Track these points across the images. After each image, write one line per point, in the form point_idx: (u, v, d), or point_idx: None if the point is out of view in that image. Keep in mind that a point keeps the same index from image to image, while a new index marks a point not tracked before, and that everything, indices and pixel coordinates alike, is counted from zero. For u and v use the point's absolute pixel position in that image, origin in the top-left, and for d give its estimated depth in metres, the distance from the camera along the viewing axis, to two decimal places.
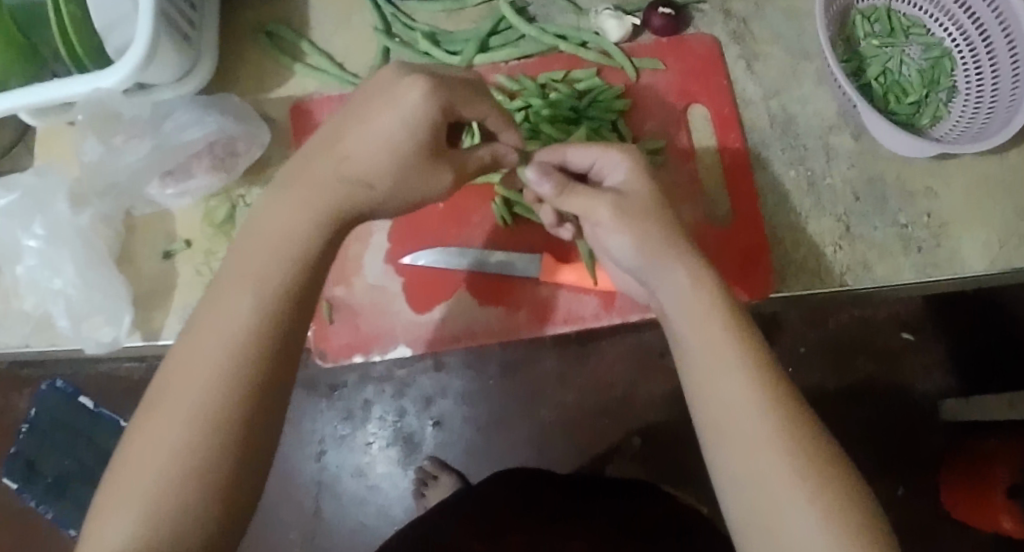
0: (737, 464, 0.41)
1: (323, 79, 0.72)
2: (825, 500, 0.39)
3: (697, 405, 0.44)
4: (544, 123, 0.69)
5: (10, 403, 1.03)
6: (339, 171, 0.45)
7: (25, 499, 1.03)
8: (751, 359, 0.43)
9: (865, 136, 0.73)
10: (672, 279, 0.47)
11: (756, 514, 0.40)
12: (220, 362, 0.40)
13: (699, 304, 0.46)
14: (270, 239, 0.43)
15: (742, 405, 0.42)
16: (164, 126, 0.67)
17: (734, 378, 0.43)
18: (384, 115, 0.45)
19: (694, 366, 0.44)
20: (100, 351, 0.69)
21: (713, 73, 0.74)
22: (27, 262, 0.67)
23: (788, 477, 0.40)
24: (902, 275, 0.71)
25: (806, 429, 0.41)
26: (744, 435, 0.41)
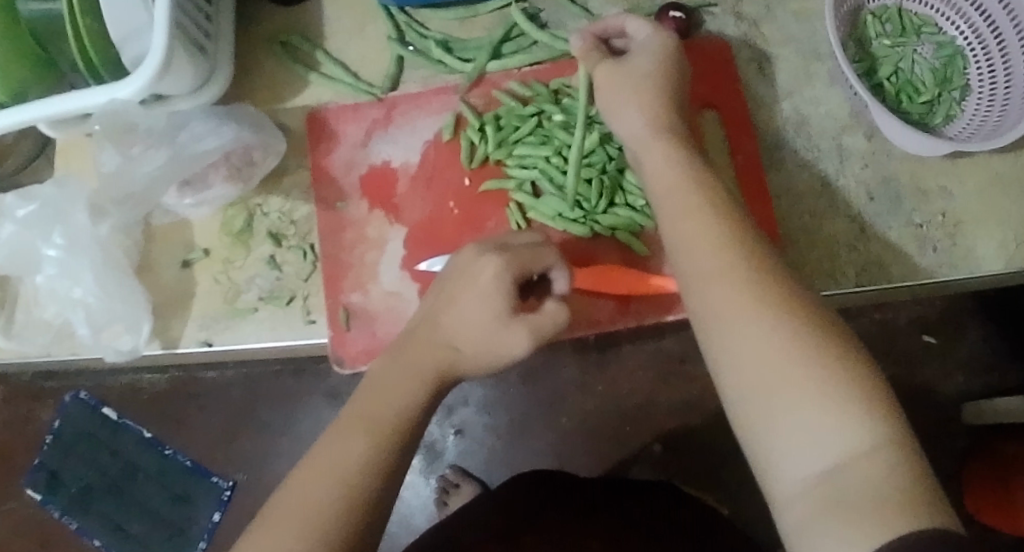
0: (706, 297, 0.46)
1: (338, 88, 0.73)
2: (784, 314, 0.43)
3: (677, 256, 0.49)
4: (557, 129, 0.69)
5: (33, 414, 1.04)
6: (439, 336, 0.52)
7: (49, 510, 1.05)
8: (720, 211, 0.49)
9: (878, 136, 0.73)
10: (653, 154, 0.55)
11: (723, 333, 0.44)
12: (337, 484, 0.46)
13: (676, 178, 0.53)
14: (398, 391, 0.50)
15: (709, 247, 0.48)
16: (179, 137, 0.67)
17: (703, 227, 0.49)
18: (468, 295, 0.52)
19: (677, 224, 0.50)
20: (119, 360, 0.70)
21: (725, 76, 0.74)
22: (46, 271, 0.68)
23: (751, 303, 0.44)
24: (919, 275, 0.70)
25: (774, 268, 0.46)
26: (710, 274, 0.47)
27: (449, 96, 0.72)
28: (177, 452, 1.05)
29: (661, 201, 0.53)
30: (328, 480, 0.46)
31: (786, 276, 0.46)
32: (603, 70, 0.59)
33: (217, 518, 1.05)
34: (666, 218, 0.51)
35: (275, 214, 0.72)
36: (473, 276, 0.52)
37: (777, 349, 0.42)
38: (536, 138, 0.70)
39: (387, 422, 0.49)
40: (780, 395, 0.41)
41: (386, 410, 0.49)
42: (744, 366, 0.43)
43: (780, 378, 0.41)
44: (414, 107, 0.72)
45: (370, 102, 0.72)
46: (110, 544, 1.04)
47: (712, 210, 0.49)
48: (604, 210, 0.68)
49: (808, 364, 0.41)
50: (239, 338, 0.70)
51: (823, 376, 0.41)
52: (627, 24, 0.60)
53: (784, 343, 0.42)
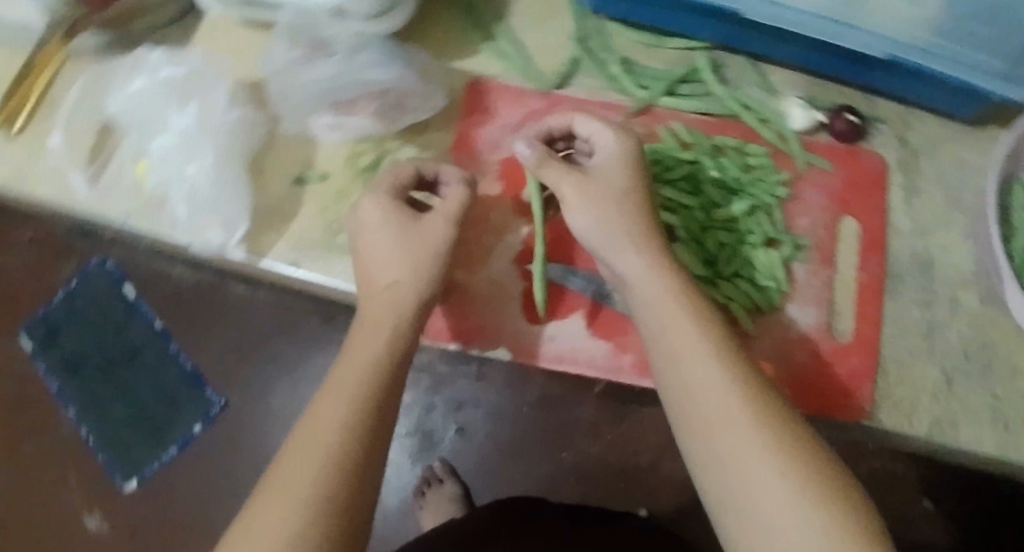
0: (713, 443, 0.47)
1: (506, 67, 0.71)
2: (791, 467, 0.45)
3: (674, 393, 0.51)
4: (710, 185, 0.69)
5: (54, 265, 1.01)
6: (381, 287, 0.58)
7: (34, 363, 1.00)
8: (722, 352, 0.50)
9: (992, 302, 0.73)
10: (635, 265, 0.55)
11: (732, 476, 0.46)
12: (330, 436, 0.48)
13: (663, 303, 0.53)
14: (364, 347, 0.54)
15: (709, 392, 0.49)
16: (355, 59, 0.67)
17: (712, 369, 0.49)
18: (370, 238, 0.59)
19: (672, 356, 0.51)
20: (203, 252, 0.67)
21: (873, 192, 0.73)
22: (166, 140, 0.67)
23: (761, 452, 0.46)
24: (987, 447, 0.69)
25: (767, 410, 0.48)
26: (726, 438, 0.47)
27: (613, 113, 0.71)
28: (182, 353, 1.02)
29: (651, 324, 0.54)
30: (321, 442, 0.48)
31: (785, 417, 0.48)
32: (569, 188, 0.58)
33: (196, 431, 1.01)
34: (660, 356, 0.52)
35: (405, 164, 0.69)
36: (364, 221, 0.60)
37: (790, 504, 0.44)
38: (686, 185, 0.69)
39: (362, 374, 0.52)
40: (785, 542, 0.43)
41: (353, 388, 0.51)
42: (759, 532, 0.44)
43: (788, 524, 0.44)
44: (575, 112, 0.71)
45: (534, 91, 0.71)
46: (83, 419, 1.00)
47: (719, 351, 0.50)
48: (727, 277, 0.68)
49: (819, 514, 0.43)
50: (327, 272, 0.67)
51: (834, 528, 0.43)
52: (575, 122, 0.62)
53: (794, 495, 0.44)
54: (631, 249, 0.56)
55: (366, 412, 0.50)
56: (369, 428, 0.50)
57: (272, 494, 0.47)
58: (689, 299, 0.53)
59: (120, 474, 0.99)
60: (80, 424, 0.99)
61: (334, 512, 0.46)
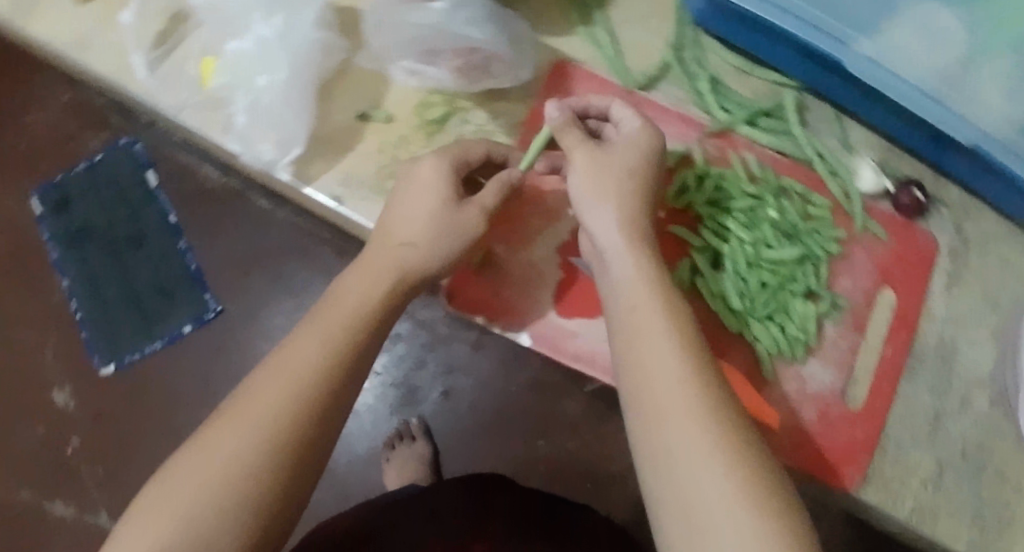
0: (655, 408, 0.48)
1: (597, 57, 0.70)
2: (739, 474, 0.45)
3: (629, 371, 0.50)
4: (766, 224, 0.67)
5: (86, 135, 0.99)
6: (388, 245, 0.57)
7: (40, 226, 0.99)
8: (670, 313, 0.51)
9: (1001, 408, 0.73)
10: (613, 235, 0.55)
11: (679, 470, 0.46)
12: (290, 399, 0.48)
13: (626, 251, 0.54)
14: (352, 299, 0.54)
15: (666, 360, 0.49)
16: (459, 12, 0.62)
17: (670, 354, 0.49)
18: (414, 195, 0.57)
19: (631, 333, 0.51)
20: (250, 164, 0.66)
21: (919, 273, 0.73)
22: (243, 42, 0.64)
23: (703, 441, 0.46)
24: (960, 546, 0.70)
25: (728, 415, 0.47)
26: (680, 435, 0.46)
27: (689, 129, 0.70)
28: (190, 252, 1.00)
29: (614, 269, 0.54)
30: (279, 401, 0.48)
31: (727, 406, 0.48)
32: (580, 154, 0.57)
33: (185, 331, 0.99)
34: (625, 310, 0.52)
35: (474, 126, 0.68)
36: (413, 173, 0.58)
37: (725, 507, 0.44)
38: (744, 218, 0.68)
39: (339, 329, 0.52)
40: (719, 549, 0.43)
41: (329, 344, 0.51)
42: (695, 533, 0.44)
43: (721, 529, 0.43)
44: (653, 119, 0.69)
45: (618, 86, 0.69)
46: (76, 291, 0.98)
47: (670, 318, 0.51)
48: (760, 317, 0.68)
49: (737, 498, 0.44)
50: (370, 213, 0.66)
51: (756, 511, 0.44)
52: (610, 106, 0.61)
53: (734, 503, 0.44)
54: (590, 181, 0.56)
55: (336, 369, 0.50)
56: (332, 384, 0.49)
57: (213, 438, 0.47)
58: (647, 259, 0.54)
59: (99, 356, 0.97)
60: (71, 296, 0.98)
61: (269, 474, 0.46)
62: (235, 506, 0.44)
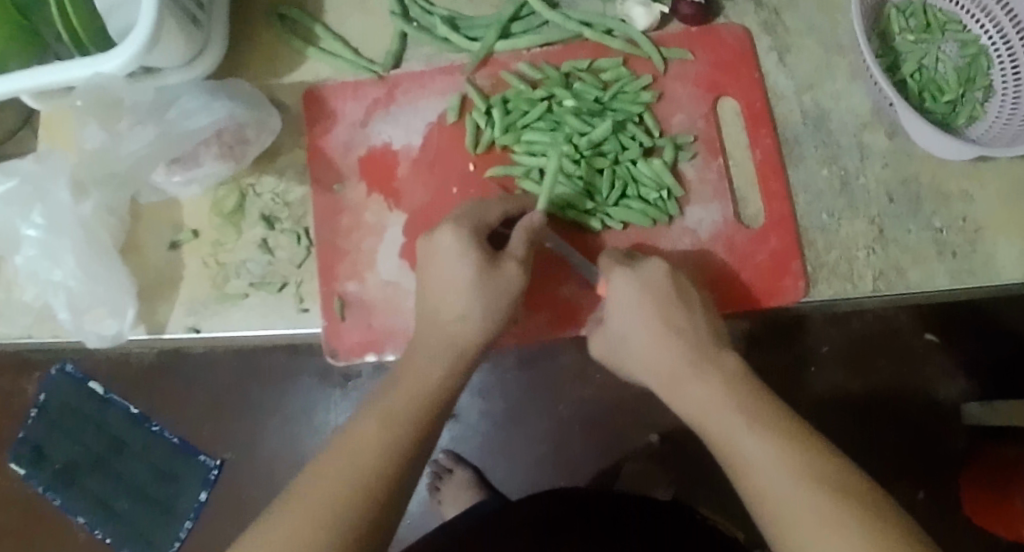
0: (741, 463, 0.51)
1: (337, 65, 0.69)
2: (817, 484, 0.48)
3: (710, 432, 0.54)
4: (568, 115, 0.66)
5: (19, 386, 1.02)
6: (436, 314, 0.57)
7: (32, 485, 1.02)
8: (702, 372, 0.55)
9: (899, 135, 0.70)
10: (634, 321, 0.59)
11: (770, 502, 0.48)
12: (346, 487, 0.49)
13: (657, 345, 0.57)
14: (413, 380, 0.55)
15: (727, 416, 0.53)
16: (169, 114, 0.63)
17: (707, 395, 0.54)
18: (439, 264, 0.57)
19: (676, 384, 0.56)
20: (103, 345, 0.67)
21: (744, 65, 0.70)
22: (25, 253, 0.65)
23: (787, 471, 0.49)
24: (937, 282, 0.67)
25: (792, 434, 0.51)
26: (761, 469, 0.50)
27: (455, 76, 0.68)
28: (164, 429, 1.02)
29: (654, 369, 0.58)
30: (343, 487, 0.49)
31: (802, 435, 0.51)
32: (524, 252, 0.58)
33: (203, 497, 1.02)
34: (670, 386, 0.57)
35: (268, 196, 0.69)
36: (436, 247, 0.58)
37: (826, 521, 0.46)
38: (546, 123, 0.66)
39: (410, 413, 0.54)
40: None
41: (395, 434, 0.52)
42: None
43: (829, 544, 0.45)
44: (417, 87, 0.68)
45: (370, 80, 0.69)
46: (93, 521, 1.02)
47: (706, 377, 0.55)
48: (615, 201, 0.66)
49: (840, 519, 0.46)
50: (228, 325, 0.67)
51: (842, 520, 0.46)
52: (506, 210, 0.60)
53: (830, 513, 0.46)
54: (646, 313, 0.58)
55: (396, 459, 0.51)
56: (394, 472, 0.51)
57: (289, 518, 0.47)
58: (673, 332, 0.57)
59: None
60: (92, 527, 1.02)
61: None
62: None
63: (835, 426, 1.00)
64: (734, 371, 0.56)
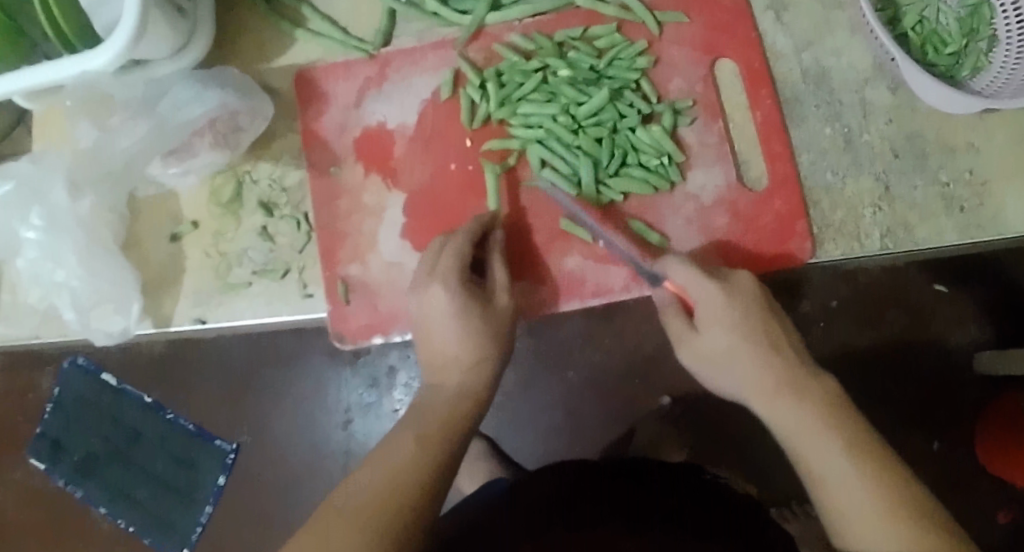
0: (830, 488, 0.52)
1: (327, 45, 0.68)
2: (910, 536, 0.49)
3: (794, 450, 0.54)
4: (564, 85, 0.65)
5: (33, 382, 1.02)
6: (437, 353, 0.59)
7: (53, 478, 1.03)
8: (801, 391, 0.55)
9: (902, 89, 0.68)
10: (720, 338, 0.57)
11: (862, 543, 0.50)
12: (400, 478, 0.51)
13: (750, 363, 0.56)
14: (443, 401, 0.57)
15: (816, 438, 0.53)
16: (160, 106, 0.63)
17: (795, 416, 0.54)
18: (434, 318, 0.58)
19: (756, 395, 0.56)
20: (111, 342, 0.68)
21: (740, 25, 0.68)
22: (27, 255, 0.65)
23: (880, 519, 0.50)
24: (945, 237, 0.66)
25: (888, 473, 0.51)
26: (852, 507, 0.51)
27: (447, 51, 0.67)
28: (179, 417, 1.02)
29: (747, 385, 0.57)
30: (382, 478, 0.51)
31: (892, 461, 0.52)
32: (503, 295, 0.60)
33: (222, 482, 1.03)
34: (762, 403, 0.56)
35: (265, 181, 0.68)
36: (431, 302, 0.58)
37: None
38: (542, 95, 0.65)
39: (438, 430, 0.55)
40: None
41: (426, 437, 0.55)
42: None
43: None
44: (408, 64, 0.67)
45: (361, 60, 0.68)
46: (116, 511, 1.03)
47: (804, 397, 0.55)
48: (615, 170, 0.65)
49: None
50: (234, 314, 0.67)
51: None
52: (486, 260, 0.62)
53: None
54: (740, 336, 0.57)
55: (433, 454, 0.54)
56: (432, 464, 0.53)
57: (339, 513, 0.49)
58: (763, 351, 0.56)
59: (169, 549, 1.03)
60: (115, 517, 1.03)
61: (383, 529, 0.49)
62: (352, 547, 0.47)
63: (849, 381, 1.00)
64: (824, 390, 0.55)
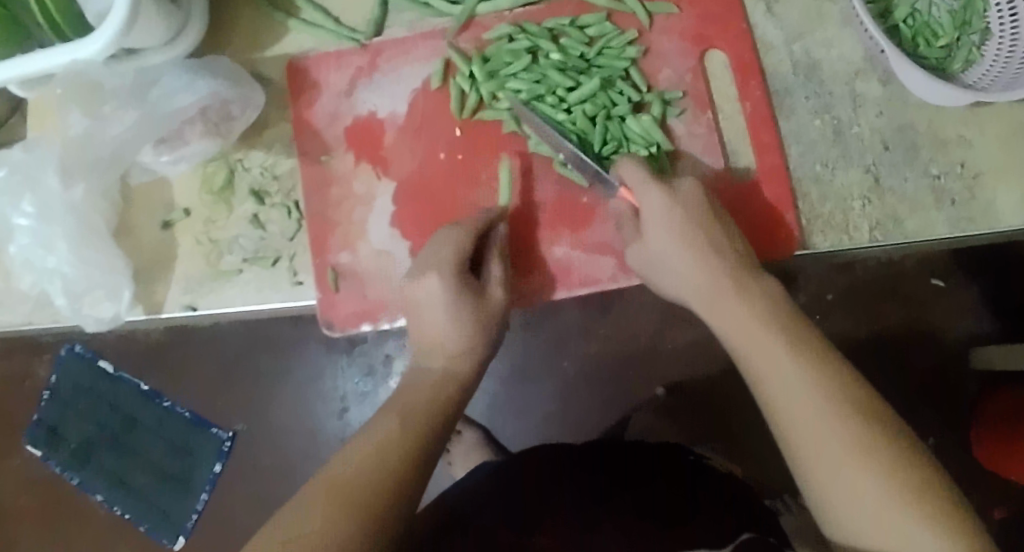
0: (764, 380, 0.52)
1: (319, 35, 0.68)
2: (833, 405, 0.49)
3: (734, 339, 0.55)
4: (552, 69, 0.65)
5: (32, 370, 1.03)
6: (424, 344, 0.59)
7: (50, 465, 1.04)
8: (745, 292, 0.56)
9: (893, 81, 0.68)
10: (663, 236, 0.59)
11: (789, 417, 0.50)
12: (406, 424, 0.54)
13: (696, 269, 0.57)
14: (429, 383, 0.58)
15: (755, 334, 0.54)
16: (151, 94, 0.63)
17: (736, 309, 0.55)
18: (431, 309, 0.59)
19: (702, 294, 0.58)
20: (103, 327, 0.68)
21: (731, 16, 0.68)
22: (20, 241, 0.66)
23: (807, 389, 0.50)
24: (935, 230, 0.66)
25: (818, 355, 0.51)
26: (784, 382, 0.51)
27: (437, 41, 0.68)
28: (176, 404, 1.03)
29: (691, 289, 0.58)
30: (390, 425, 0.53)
31: (827, 350, 0.52)
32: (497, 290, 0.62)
33: (218, 469, 1.04)
34: (713, 307, 0.57)
35: (257, 170, 0.69)
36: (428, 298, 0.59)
37: (843, 443, 0.47)
38: (530, 76, 0.66)
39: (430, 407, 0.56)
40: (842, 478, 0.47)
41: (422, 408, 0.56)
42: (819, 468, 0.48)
43: (839, 466, 0.47)
44: (400, 54, 0.68)
45: (353, 49, 0.68)
46: (112, 498, 1.04)
47: (749, 298, 0.55)
48: (604, 156, 0.66)
49: (858, 443, 0.47)
50: (225, 301, 0.67)
51: (857, 442, 0.47)
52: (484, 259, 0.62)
53: (841, 434, 0.47)
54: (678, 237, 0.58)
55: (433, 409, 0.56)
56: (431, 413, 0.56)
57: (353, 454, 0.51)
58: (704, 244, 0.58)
59: (165, 537, 1.04)
60: (111, 503, 1.04)
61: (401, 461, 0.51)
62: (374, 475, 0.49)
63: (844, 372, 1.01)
64: (768, 295, 0.56)
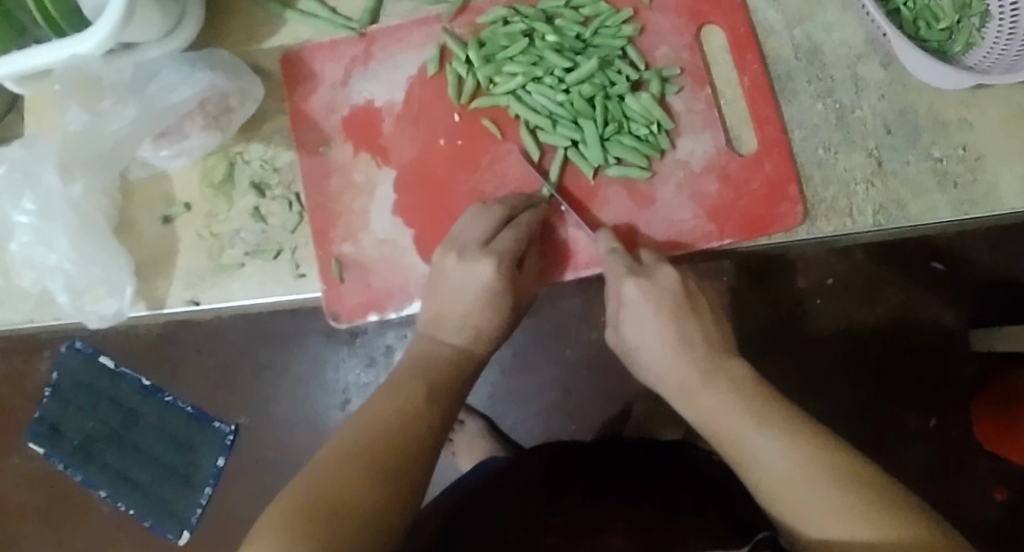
0: (744, 451, 0.52)
1: (316, 25, 0.68)
2: (799, 450, 0.50)
3: (705, 424, 0.55)
4: (549, 50, 0.65)
5: (32, 367, 1.03)
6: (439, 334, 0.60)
7: (53, 462, 1.04)
8: (720, 370, 0.56)
9: (895, 64, 0.68)
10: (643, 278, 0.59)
11: (770, 473, 0.50)
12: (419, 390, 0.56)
13: (702, 391, 0.56)
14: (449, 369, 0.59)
15: (730, 410, 0.54)
16: (149, 88, 0.63)
17: (711, 392, 0.55)
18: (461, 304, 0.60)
19: (670, 372, 0.57)
20: (105, 324, 0.68)
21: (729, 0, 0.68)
22: (20, 239, 0.65)
23: (775, 445, 0.51)
24: (937, 213, 0.66)
25: (781, 415, 0.53)
26: (755, 444, 0.52)
27: (433, 28, 0.67)
28: (178, 399, 1.03)
29: (666, 372, 0.58)
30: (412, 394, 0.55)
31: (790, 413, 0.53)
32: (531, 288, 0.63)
33: (221, 463, 1.04)
34: (727, 440, 0.53)
35: (257, 162, 0.68)
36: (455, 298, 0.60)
37: (817, 483, 0.48)
38: (527, 58, 0.65)
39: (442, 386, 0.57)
40: (827, 513, 0.47)
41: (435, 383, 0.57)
42: (803, 510, 0.48)
43: (818, 504, 0.47)
44: (395, 42, 0.67)
45: (349, 38, 0.67)
46: (116, 494, 1.03)
47: (761, 416, 0.53)
48: (607, 136, 0.65)
49: (833, 482, 0.48)
50: (226, 295, 0.67)
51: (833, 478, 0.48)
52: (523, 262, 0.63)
53: (815, 476, 0.48)
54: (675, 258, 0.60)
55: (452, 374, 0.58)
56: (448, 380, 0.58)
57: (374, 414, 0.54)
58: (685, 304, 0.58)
59: (171, 532, 1.04)
60: (115, 500, 1.04)
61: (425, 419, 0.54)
62: (402, 427, 0.53)
63: (843, 354, 1.01)
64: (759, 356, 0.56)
